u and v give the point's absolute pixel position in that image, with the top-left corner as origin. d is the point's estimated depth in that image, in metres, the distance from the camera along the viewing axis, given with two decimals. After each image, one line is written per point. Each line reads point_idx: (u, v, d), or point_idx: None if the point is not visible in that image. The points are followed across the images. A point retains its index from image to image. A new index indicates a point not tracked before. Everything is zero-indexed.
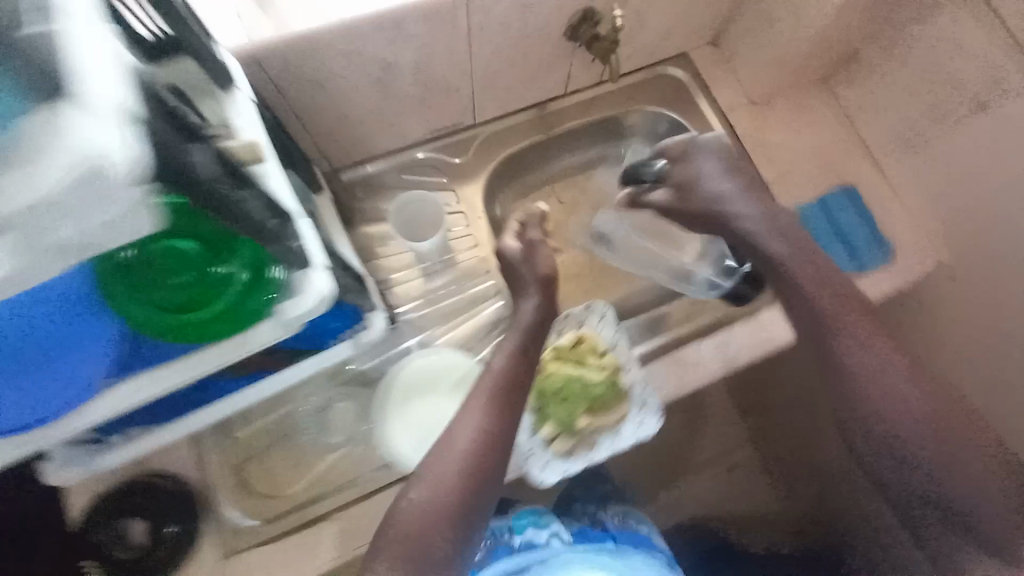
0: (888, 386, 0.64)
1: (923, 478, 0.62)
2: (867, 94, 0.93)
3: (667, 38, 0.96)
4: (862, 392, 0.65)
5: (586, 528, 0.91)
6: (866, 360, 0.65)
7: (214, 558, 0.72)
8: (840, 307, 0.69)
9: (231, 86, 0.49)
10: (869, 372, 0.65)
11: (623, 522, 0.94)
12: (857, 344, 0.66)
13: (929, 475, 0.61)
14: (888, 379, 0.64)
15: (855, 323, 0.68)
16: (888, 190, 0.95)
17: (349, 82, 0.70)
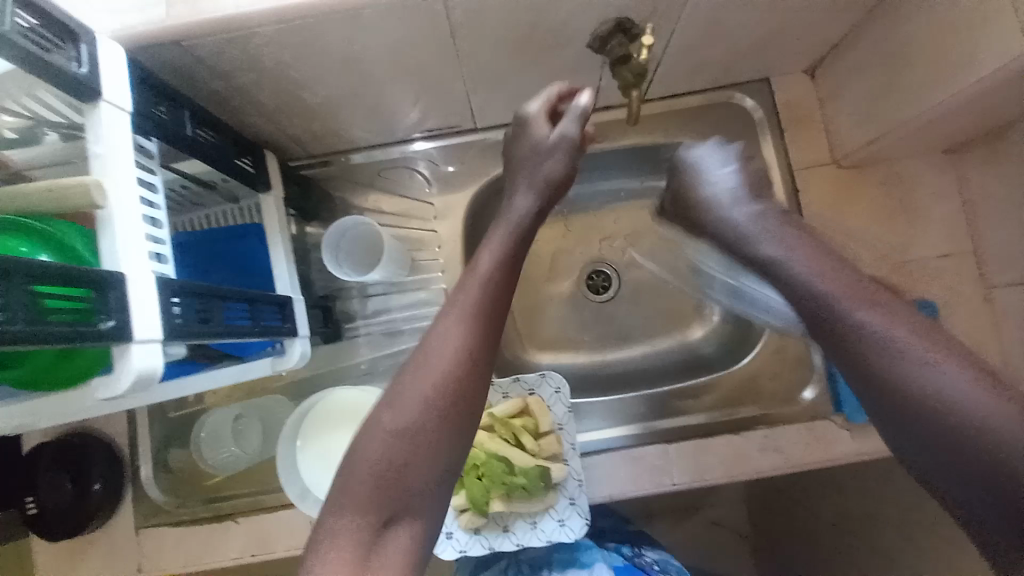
0: (900, 340, 0.51)
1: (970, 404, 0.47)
2: (1004, 189, 0.68)
3: (746, 59, 0.73)
4: (858, 352, 0.53)
5: (632, 569, 0.75)
6: (878, 329, 0.52)
7: (128, 525, 0.73)
8: (830, 287, 0.57)
9: (99, 102, 0.41)
10: (874, 341, 0.52)
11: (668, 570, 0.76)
12: (864, 310, 0.54)
13: (961, 399, 0.47)
14: (906, 349, 0.50)
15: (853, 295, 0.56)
16: (983, 317, 0.72)
17: (309, 74, 0.59)
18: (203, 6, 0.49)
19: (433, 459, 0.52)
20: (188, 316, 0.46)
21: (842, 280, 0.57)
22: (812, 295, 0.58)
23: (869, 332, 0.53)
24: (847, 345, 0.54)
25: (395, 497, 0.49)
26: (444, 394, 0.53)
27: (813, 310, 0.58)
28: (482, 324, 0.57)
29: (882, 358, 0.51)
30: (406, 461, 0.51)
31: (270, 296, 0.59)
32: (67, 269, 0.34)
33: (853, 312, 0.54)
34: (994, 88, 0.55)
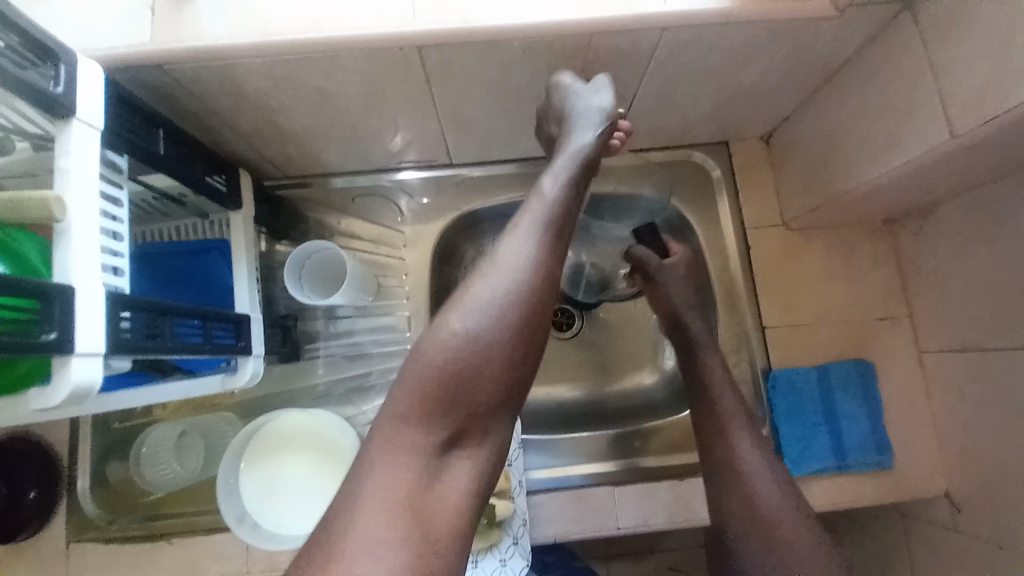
0: (762, 476, 0.63)
1: (797, 557, 0.58)
2: (933, 260, 0.73)
3: (704, 123, 0.79)
4: (723, 473, 0.64)
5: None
6: (749, 461, 0.64)
7: (57, 538, 0.71)
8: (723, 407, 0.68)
9: (71, 118, 0.42)
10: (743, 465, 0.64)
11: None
12: (744, 441, 0.65)
13: (807, 562, 0.57)
14: (761, 486, 0.62)
15: (735, 423, 0.67)
16: (915, 379, 0.77)
17: (289, 105, 0.62)
18: (189, 36, 0.51)
19: (500, 375, 0.45)
20: (136, 331, 0.46)
21: (732, 403, 0.69)
22: (713, 415, 0.68)
23: (745, 459, 0.64)
24: (727, 465, 0.64)
25: (462, 407, 0.44)
26: (522, 309, 0.46)
27: (709, 427, 0.68)
28: (552, 234, 0.49)
29: (746, 481, 0.63)
30: (477, 386, 0.44)
31: (225, 314, 0.59)
32: (16, 281, 0.35)
33: (733, 433, 0.66)
34: (916, 172, 0.61)
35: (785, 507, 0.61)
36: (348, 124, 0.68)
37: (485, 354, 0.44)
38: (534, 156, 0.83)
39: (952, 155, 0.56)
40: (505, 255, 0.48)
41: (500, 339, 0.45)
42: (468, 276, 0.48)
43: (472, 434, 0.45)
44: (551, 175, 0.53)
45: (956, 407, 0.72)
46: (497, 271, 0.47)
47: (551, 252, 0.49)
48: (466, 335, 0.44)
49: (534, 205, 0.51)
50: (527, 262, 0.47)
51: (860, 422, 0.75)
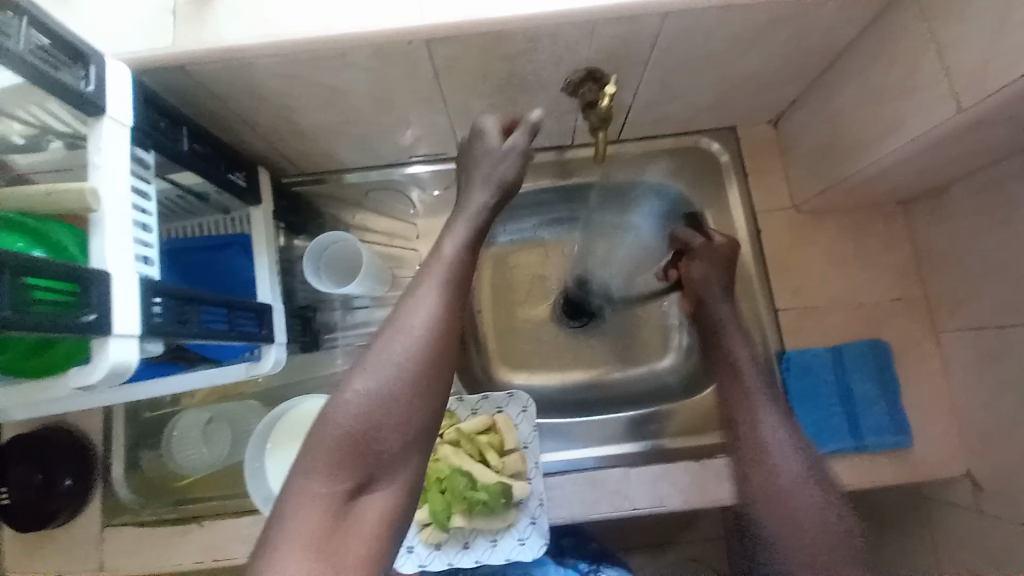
0: (781, 447, 0.67)
1: (809, 518, 0.61)
2: (948, 240, 0.72)
3: (710, 108, 0.79)
4: (743, 447, 0.69)
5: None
6: (771, 433, 0.68)
7: (93, 522, 0.75)
8: (749, 383, 0.73)
9: (101, 117, 0.45)
10: (764, 437, 0.68)
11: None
12: (764, 416, 0.70)
13: (817, 522, 0.61)
14: (781, 457, 0.66)
15: (755, 397, 0.72)
16: (931, 362, 0.76)
17: (303, 102, 0.64)
18: (204, 38, 0.53)
19: (400, 429, 0.49)
20: (166, 317, 0.49)
21: (758, 381, 0.74)
22: (739, 391, 0.73)
23: (767, 436, 0.68)
24: (749, 442, 0.69)
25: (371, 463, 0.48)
26: (429, 363, 0.52)
27: (738, 407, 0.73)
28: (458, 290, 0.56)
29: (765, 453, 0.67)
30: (381, 439, 0.49)
31: (248, 303, 0.62)
32: (56, 265, 0.37)
33: (756, 409, 0.71)
34: (922, 151, 0.61)
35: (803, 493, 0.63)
36: (359, 120, 0.70)
37: (388, 409, 0.49)
38: (561, 143, 0.85)
39: (958, 133, 0.56)
40: (408, 319, 0.53)
41: (402, 391, 0.50)
42: (376, 340, 0.53)
43: (388, 469, 0.49)
44: (452, 237, 0.59)
45: (974, 389, 0.71)
46: (402, 330, 0.53)
47: (453, 305, 0.55)
48: (369, 393, 0.49)
49: (435, 274, 0.56)
50: (431, 324, 0.53)
51: (877, 404, 0.75)
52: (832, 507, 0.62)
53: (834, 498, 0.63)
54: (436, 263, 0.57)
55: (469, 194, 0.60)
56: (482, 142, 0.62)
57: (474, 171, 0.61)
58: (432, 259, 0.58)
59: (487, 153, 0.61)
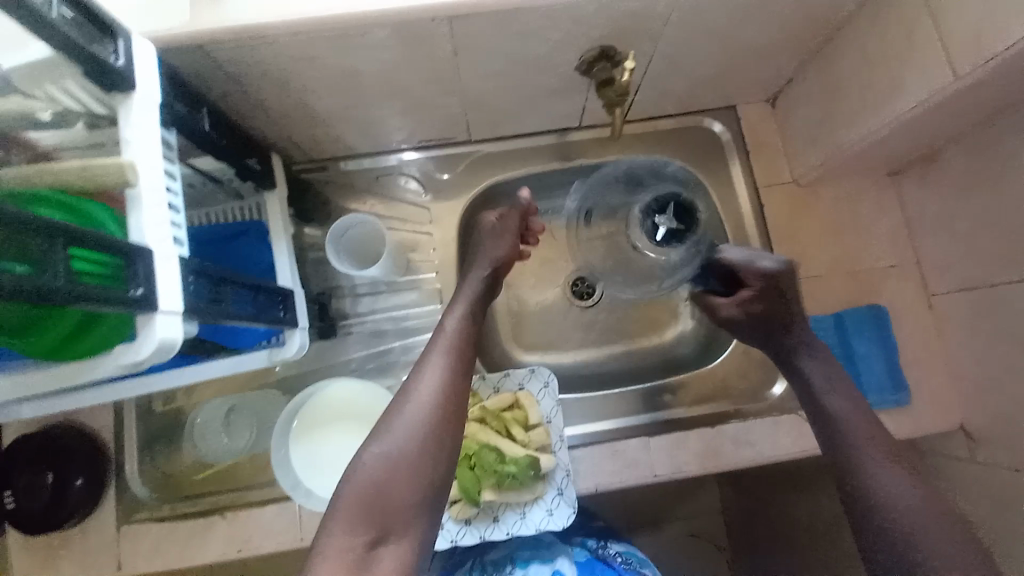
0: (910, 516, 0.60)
1: None
2: (939, 206, 0.77)
3: (712, 87, 0.82)
4: (868, 515, 0.63)
5: (595, 563, 0.80)
6: (896, 500, 0.62)
7: (111, 520, 0.72)
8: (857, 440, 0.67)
9: (131, 92, 0.45)
10: (891, 504, 0.62)
11: (632, 561, 0.80)
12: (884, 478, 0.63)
13: None
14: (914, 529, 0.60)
15: (872, 457, 0.65)
16: (925, 322, 0.81)
17: (320, 82, 0.64)
18: (226, 14, 0.53)
19: (413, 469, 0.58)
20: (202, 295, 0.49)
21: (867, 434, 0.67)
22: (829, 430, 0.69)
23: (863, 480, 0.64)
24: (867, 509, 0.63)
25: (383, 496, 0.56)
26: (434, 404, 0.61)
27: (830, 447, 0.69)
28: (460, 358, 0.67)
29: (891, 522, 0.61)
30: (397, 469, 0.57)
31: (272, 287, 0.62)
32: (108, 237, 0.37)
33: (869, 469, 0.64)
34: (920, 118, 0.64)
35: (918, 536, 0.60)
36: (375, 102, 0.70)
37: (395, 465, 0.58)
38: (564, 125, 0.86)
39: (957, 96, 0.59)
40: (418, 392, 0.63)
41: (405, 447, 0.59)
42: (388, 410, 0.62)
43: (401, 509, 0.56)
44: (452, 317, 0.71)
45: (967, 344, 0.75)
46: (415, 396, 0.62)
47: (454, 374, 0.65)
48: (389, 436, 0.59)
49: (442, 352, 0.67)
50: (437, 394, 0.63)
51: (878, 364, 0.79)
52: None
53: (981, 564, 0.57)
54: (445, 329, 0.69)
55: (467, 277, 0.77)
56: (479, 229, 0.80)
57: (478, 249, 0.78)
58: (437, 342, 0.68)
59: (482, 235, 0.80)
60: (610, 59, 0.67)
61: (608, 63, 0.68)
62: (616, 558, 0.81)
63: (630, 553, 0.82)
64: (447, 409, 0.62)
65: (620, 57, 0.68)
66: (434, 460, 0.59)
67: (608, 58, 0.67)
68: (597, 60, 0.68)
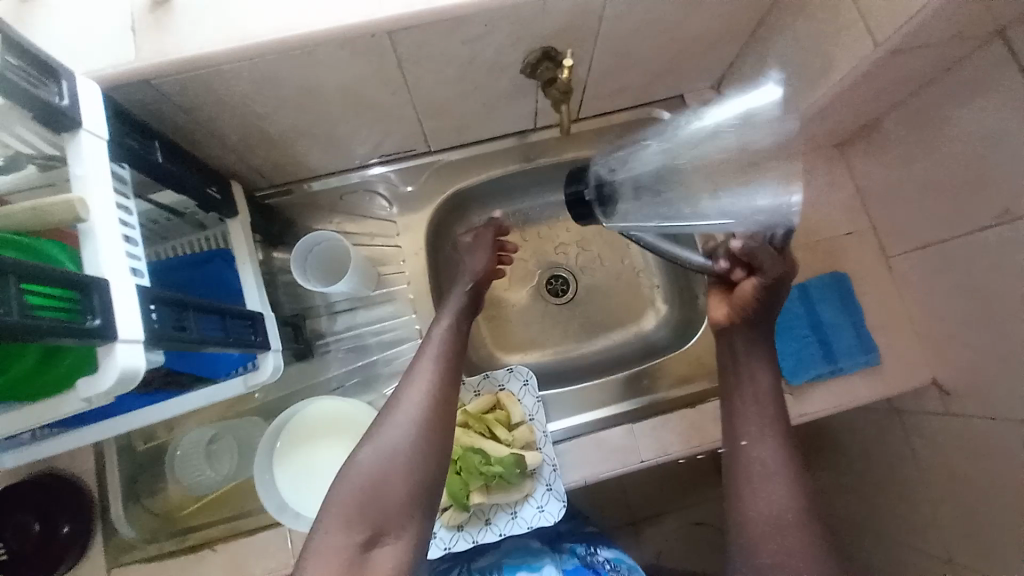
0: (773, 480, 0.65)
1: (780, 540, 0.61)
2: (884, 170, 0.80)
3: (659, 78, 0.85)
4: (740, 470, 0.67)
5: (583, 570, 0.78)
6: (765, 460, 0.66)
7: (99, 565, 0.71)
8: (758, 406, 0.70)
9: (78, 130, 0.45)
10: (758, 462, 0.66)
11: (620, 568, 0.79)
12: (765, 441, 0.68)
13: (790, 545, 0.61)
14: (771, 489, 0.64)
15: (761, 420, 0.69)
16: (885, 283, 0.83)
17: (274, 106, 0.66)
18: (172, 48, 0.54)
19: (400, 471, 0.58)
20: (165, 322, 0.49)
21: (771, 407, 0.70)
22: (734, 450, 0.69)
23: (760, 498, 0.64)
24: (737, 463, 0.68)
25: (375, 499, 0.56)
26: (415, 408, 0.62)
27: (733, 468, 0.68)
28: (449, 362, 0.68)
29: (754, 483, 0.65)
30: (387, 471, 0.58)
31: (240, 310, 0.62)
32: (57, 270, 0.37)
33: (752, 434, 0.69)
34: (852, 87, 0.68)
35: (816, 552, 0.60)
36: (332, 120, 0.72)
37: (387, 464, 0.58)
38: (521, 127, 0.88)
39: (882, 64, 0.63)
40: (403, 398, 0.63)
41: (399, 446, 0.59)
42: (378, 417, 0.62)
43: (391, 511, 0.56)
44: (438, 328, 0.72)
45: (925, 299, 0.78)
46: (400, 401, 0.64)
47: (432, 372, 0.67)
48: (373, 444, 0.59)
49: (432, 363, 0.67)
50: (408, 400, 0.63)
51: (846, 329, 0.81)
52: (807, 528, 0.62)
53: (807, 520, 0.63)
54: (434, 337, 0.70)
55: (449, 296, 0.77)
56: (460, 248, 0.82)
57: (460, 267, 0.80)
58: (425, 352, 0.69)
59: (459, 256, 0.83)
60: (552, 57, 0.70)
61: (550, 60, 0.70)
62: (604, 563, 0.80)
63: (618, 559, 0.82)
64: (428, 412, 0.63)
65: (563, 53, 0.70)
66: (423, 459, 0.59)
67: (550, 57, 0.70)
68: (540, 59, 0.70)
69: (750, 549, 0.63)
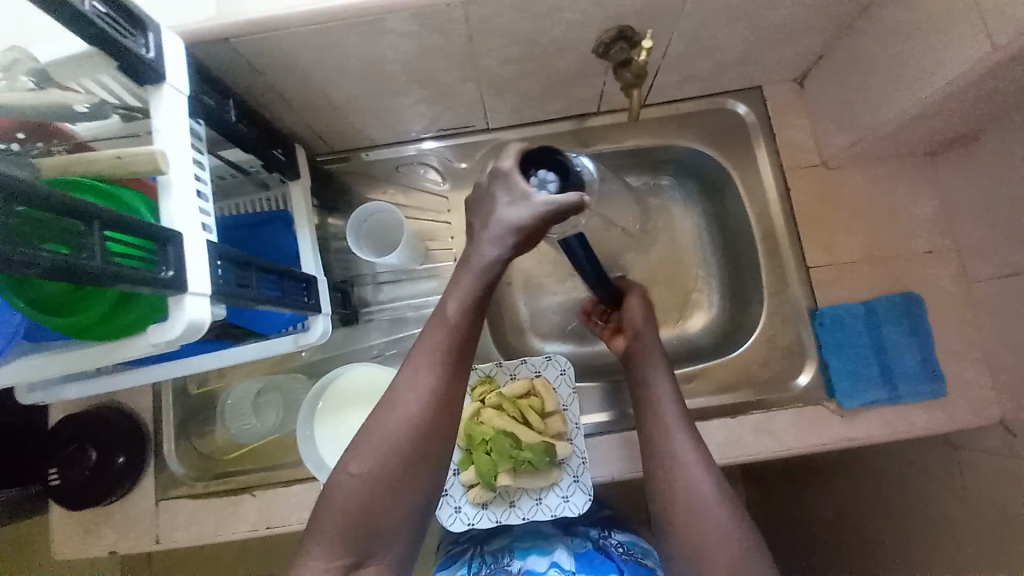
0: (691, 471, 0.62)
1: (702, 530, 0.59)
2: (978, 188, 0.73)
3: (736, 68, 0.80)
4: (652, 464, 0.65)
5: (595, 554, 0.77)
6: (680, 448, 0.64)
7: (147, 496, 0.76)
8: (667, 398, 0.69)
9: (161, 83, 0.47)
10: (672, 452, 0.64)
11: (633, 552, 0.78)
12: (679, 431, 0.65)
13: (712, 535, 0.58)
14: (690, 480, 0.62)
15: (670, 412, 0.67)
16: (963, 311, 0.77)
17: (339, 73, 0.65)
18: (246, 7, 0.54)
19: None
20: (229, 279, 0.51)
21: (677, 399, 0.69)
22: (654, 447, 0.65)
23: (681, 487, 0.61)
24: (652, 457, 0.65)
25: None
26: None
27: (651, 462, 0.65)
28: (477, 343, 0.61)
29: (671, 473, 0.63)
30: None
31: (297, 273, 0.64)
32: (137, 221, 0.39)
33: (669, 425, 0.66)
34: (957, 93, 0.61)
35: (741, 540, 0.58)
36: (392, 90, 0.71)
37: None
38: (582, 111, 0.85)
39: (996, 71, 0.56)
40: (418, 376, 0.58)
41: None
42: None
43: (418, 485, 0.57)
44: (452, 296, 0.58)
45: (1007, 333, 0.72)
46: None
47: None
48: None
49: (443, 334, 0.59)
50: None
51: (912, 354, 0.75)
52: (732, 518, 0.59)
53: (731, 511, 0.60)
54: (451, 313, 0.58)
55: None
56: (480, 188, 0.63)
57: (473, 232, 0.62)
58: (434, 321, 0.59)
59: (480, 195, 0.62)
60: (629, 40, 0.66)
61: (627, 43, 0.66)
62: (616, 547, 0.79)
63: (632, 543, 0.81)
64: None
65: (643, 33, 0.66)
66: (384, 458, 0.54)
67: (626, 39, 0.66)
68: (615, 41, 0.66)
69: (679, 546, 0.59)
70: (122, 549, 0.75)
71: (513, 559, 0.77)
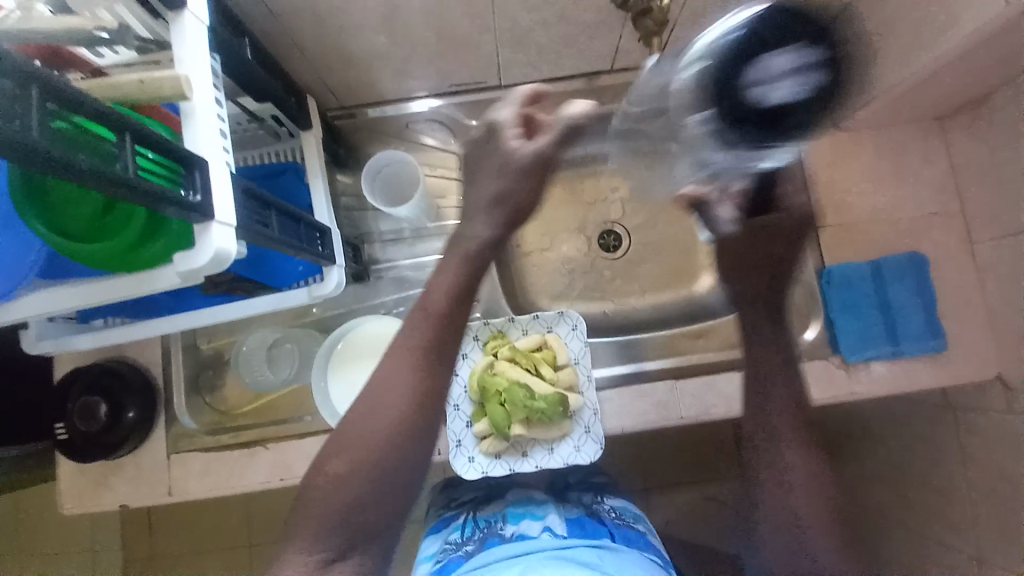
0: (778, 416, 0.65)
1: (782, 465, 0.64)
2: (985, 149, 0.74)
3: None
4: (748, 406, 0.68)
5: (586, 520, 0.78)
6: (775, 394, 0.66)
7: (157, 450, 0.76)
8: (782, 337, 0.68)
9: (181, 8, 0.45)
10: (767, 396, 0.67)
11: (624, 518, 0.80)
12: (777, 378, 0.67)
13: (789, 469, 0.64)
14: (773, 422, 0.65)
15: (781, 352, 0.68)
16: (965, 271, 0.78)
17: (354, 19, 0.64)
18: None
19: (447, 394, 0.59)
20: (252, 215, 0.50)
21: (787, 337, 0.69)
22: (750, 400, 0.68)
23: (774, 440, 0.65)
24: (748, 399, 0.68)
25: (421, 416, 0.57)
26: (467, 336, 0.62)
27: (749, 413, 0.68)
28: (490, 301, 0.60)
29: (762, 417, 0.66)
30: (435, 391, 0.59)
31: (313, 221, 0.64)
32: (165, 139, 0.38)
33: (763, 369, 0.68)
34: (971, 50, 0.61)
35: (817, 472, 0.64)
36: (406, 40, 0.70)
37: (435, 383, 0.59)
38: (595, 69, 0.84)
39: (1011, 26, 0.57)
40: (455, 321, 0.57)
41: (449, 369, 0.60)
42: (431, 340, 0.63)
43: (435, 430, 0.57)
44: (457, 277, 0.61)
45: (1007, 293, 0.73)
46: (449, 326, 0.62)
47: None
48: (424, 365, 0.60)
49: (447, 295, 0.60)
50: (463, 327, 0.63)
51: (915, 313, 0.77)
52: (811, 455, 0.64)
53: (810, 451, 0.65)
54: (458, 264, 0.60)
55: None
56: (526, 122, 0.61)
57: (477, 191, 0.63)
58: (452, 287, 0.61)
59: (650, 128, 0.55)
60: None
61: None
62: (609, 511, 0.82)
63: (624, 508, 0.83)
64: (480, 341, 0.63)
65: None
66: None
67: None
68: None
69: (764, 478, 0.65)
70: (134, 502, 0.75)
71: (505, 523, 0.77)
